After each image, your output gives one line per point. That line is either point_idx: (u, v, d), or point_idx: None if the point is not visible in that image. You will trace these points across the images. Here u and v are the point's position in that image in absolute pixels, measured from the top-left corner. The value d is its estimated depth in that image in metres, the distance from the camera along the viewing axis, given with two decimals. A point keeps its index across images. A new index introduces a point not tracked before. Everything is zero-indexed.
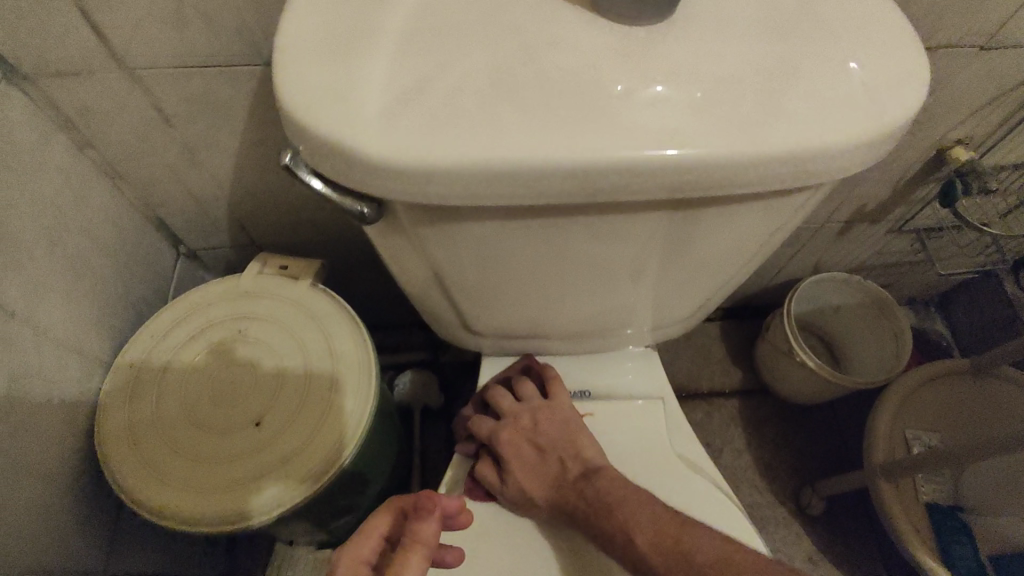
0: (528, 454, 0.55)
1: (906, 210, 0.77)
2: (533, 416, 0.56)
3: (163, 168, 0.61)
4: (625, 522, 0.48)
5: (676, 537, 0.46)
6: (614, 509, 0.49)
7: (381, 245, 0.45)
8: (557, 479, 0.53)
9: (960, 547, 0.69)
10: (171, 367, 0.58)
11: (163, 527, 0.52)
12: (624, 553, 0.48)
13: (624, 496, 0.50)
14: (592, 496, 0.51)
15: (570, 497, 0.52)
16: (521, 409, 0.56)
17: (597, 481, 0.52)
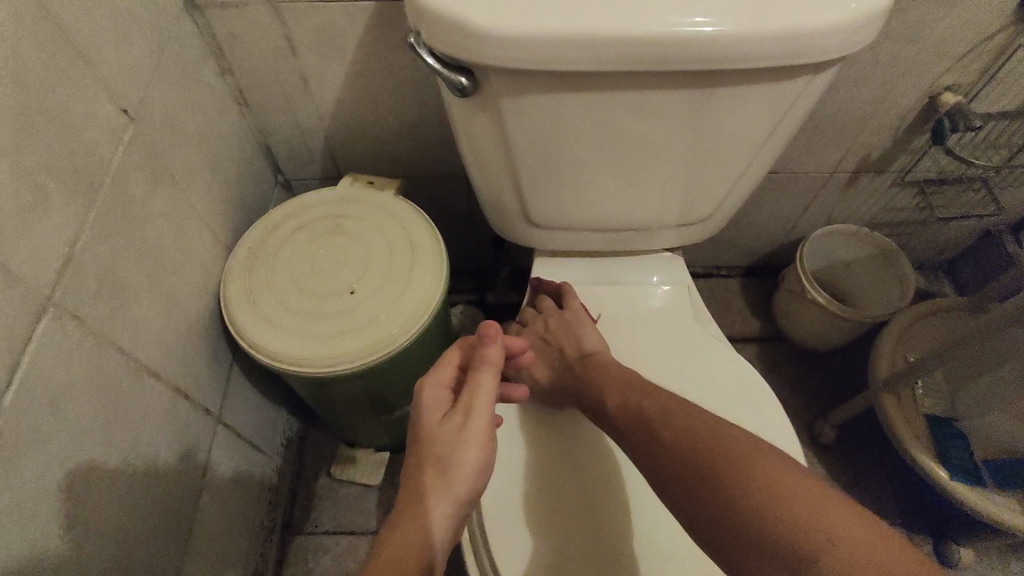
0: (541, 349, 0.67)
1: (906, 160, 0.86)
2: (548, 320, 0.69)
3: (279, 96, 0.75)
4: (598, 395, 0.58)
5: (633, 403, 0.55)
6: (590, 385, 0.59)
7: (466, 128, 0.58)
8: (557, 365, 0.64)
9: (956, 450, 0.76)
10: (282, 250, 0.71)
11: (273, 365, 0.64)
12: (598, 417, 0.58)
13: (601, 374, 0.60)
14: (579, 374, 0.62)
15: (563, 378, 0.63)
16: (540, 317, 0.70)
17: (584, 363, 0.62)
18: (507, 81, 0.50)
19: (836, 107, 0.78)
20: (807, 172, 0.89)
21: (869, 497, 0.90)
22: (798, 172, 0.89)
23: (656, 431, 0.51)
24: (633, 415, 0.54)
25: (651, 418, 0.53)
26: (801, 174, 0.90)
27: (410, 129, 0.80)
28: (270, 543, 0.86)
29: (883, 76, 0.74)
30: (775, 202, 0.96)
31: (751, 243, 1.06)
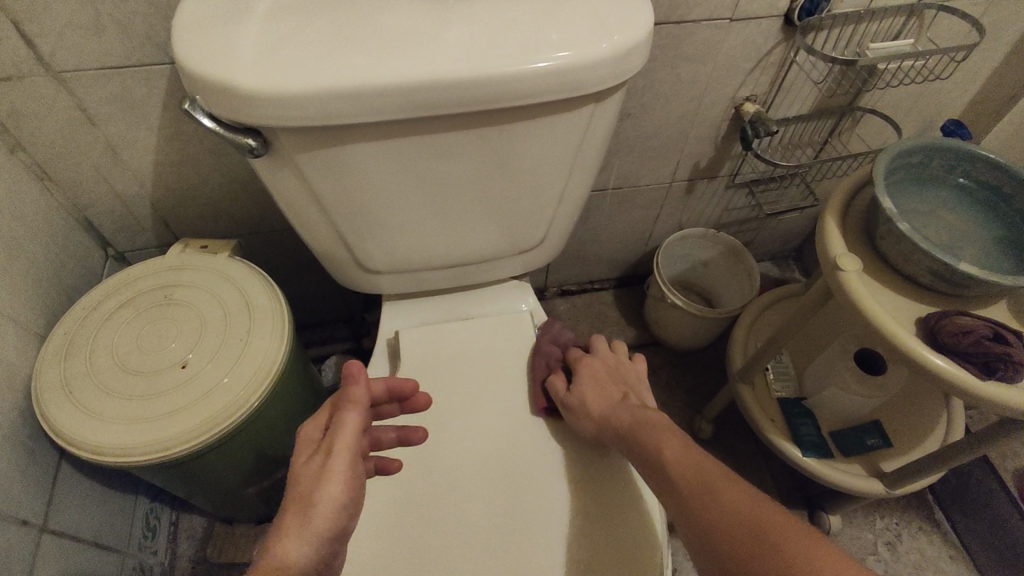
0: (598, 382, 0.62)
1: (731, 165, 0.94)
2: (614, 367, 0.65)
3: (87, 168, 0.70)
4: (652, 436, 0.53)
5: (695, 455, 0.49)
6: (651, 425, 0.54)
7: (274, 186, 0.57)
8: (615, 402, 0.59)
9: (806, 427, 0.82)
10: (103, 330, 0.66)
11: (96, 458, 0.59)
12: (650, 459, 0.51)
13: (666, 423, 0.54)
14: (640, 416, 0.56)
15: (619, 415, 0.57)
16: (608, 359, 0.66)
17: (649, 410, 0.57)
18: (296, 137, 0.50)
19: (656, 125, 0.83)
20: (647, 184, 0.94)
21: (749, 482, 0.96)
22: (639, 185, 0.94)
23: (710, 490, 0.45)
24: (688, 464, 0.49)
25: (709, 469, 0.47)
26: (641, 188, 0.95)
27: (245, 186, 0.78)
28: None
29: (689, 95, 0.80)
30: (627, 216, 1.01)
31: (615, 256, 1.10)
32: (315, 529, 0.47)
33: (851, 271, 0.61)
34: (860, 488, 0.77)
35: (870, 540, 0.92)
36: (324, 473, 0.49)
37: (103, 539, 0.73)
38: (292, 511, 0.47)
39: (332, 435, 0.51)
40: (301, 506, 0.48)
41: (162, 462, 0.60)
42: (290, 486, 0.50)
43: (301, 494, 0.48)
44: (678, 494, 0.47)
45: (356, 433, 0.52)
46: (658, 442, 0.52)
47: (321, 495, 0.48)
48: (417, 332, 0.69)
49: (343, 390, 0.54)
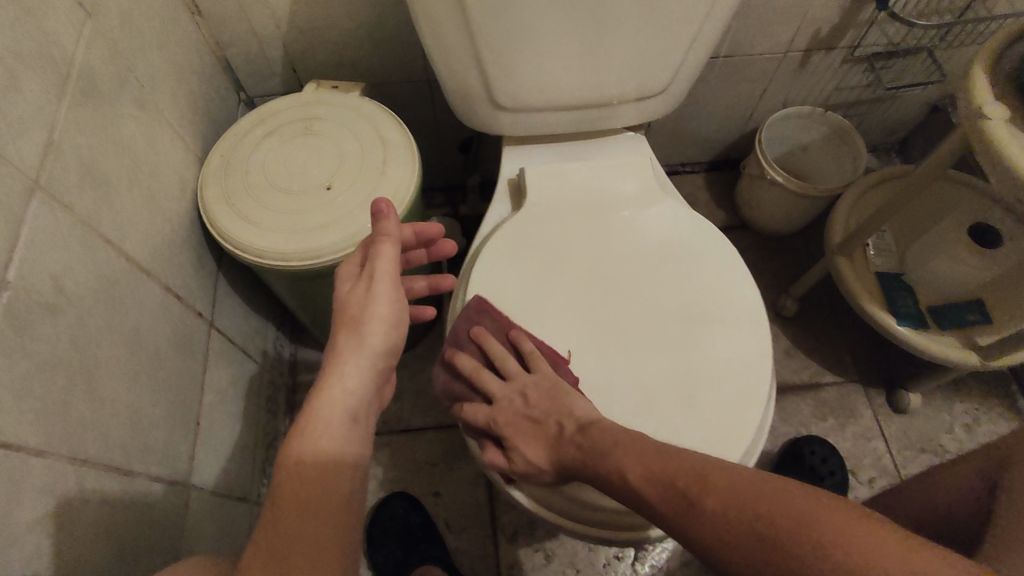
0: (527, 430, 0.55)
1: (855, 35, 0.89)
2: (516, 390, 0.57)
3: (232, 2, 0.74)
4: (611, 463, 0.47)
5: (655, 461, 0.45)
6: (606, 458, 0.48)
7: (424, 8, 0.59)
8: (553, 440, 0.53)
9: (904, 300, 0.83)
10: (256, 153, 0.72)
11: (260, 260, 0.67)
12: (622, 494, 0.46)
13: (590, 456, 0.49)
14: (582, 441, 0.50)
15: (572, 456, 0.51)
16: (509, 387, 0.57)
17: (591, 433, 0.50)
18: None
19: None
20: (760, 53, 0.92)
21: (828, 359, 0.99)
22: (752, 54, 0.91)
23: (685, 500, 0.41)
24: (661, 475, 0.44)
25: (673, 467, 0.44)
26: (753, 57, 0.92)
27: (369, 33, 0.81)
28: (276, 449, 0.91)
29: None
30: (733, 90, 0.99)
31: (713, 135, 1.09)
32: (370, 351, 0.49)
33: (996, 119, 0.60)
34: (953, 359, 0.79)
35: (947, 421, 0.94)
36: (371, 303, 0.50)
37: (247, 349, 0.84)
38: (343, 339, 0.49)
39: (372, 268, 0.51)
40: (352, 334, 0.49)
41: (314, 269, 0.68)
42: (335, 317, 0.51)
43: (349, 323, 0.50)
44: (666, 526, 0.42)
45: (394, 264, 0.52)
46: (615, 465, 0.47)
47: (371, 320, 0.50)
48: (540, 169, 0.71)
49: (375, 225, 0.53)
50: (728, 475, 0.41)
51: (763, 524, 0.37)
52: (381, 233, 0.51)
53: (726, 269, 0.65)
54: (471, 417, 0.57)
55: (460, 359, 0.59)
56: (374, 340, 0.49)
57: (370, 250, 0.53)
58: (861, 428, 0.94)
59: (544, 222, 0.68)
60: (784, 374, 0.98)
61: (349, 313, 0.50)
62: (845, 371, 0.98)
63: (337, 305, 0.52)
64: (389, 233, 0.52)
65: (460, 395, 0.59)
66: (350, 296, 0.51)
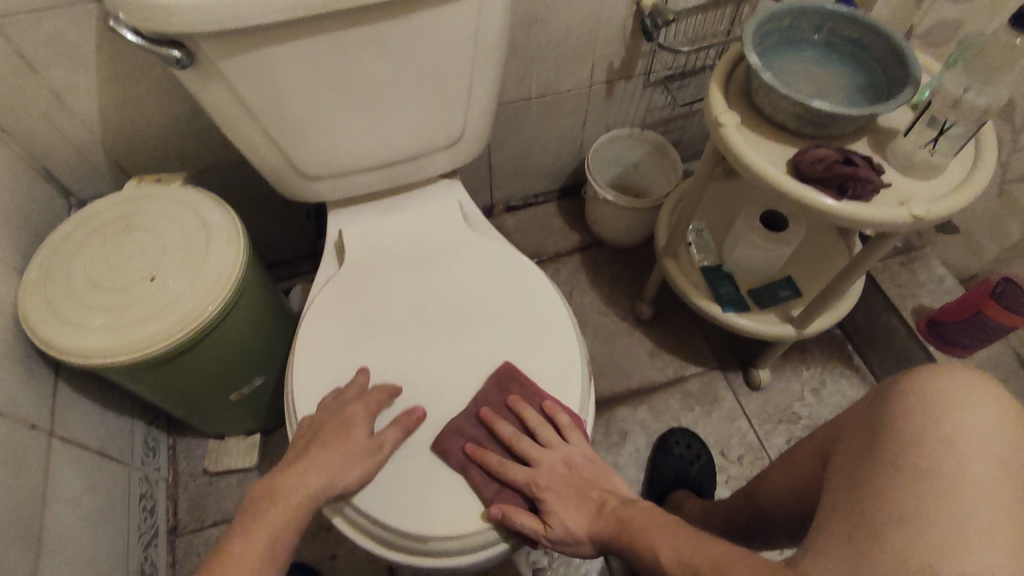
0: (569, 501, 0.60)
1: (645, 62, 1.01)
2: (562, 457, 0.61)
3: (36, 115, 0.76)
4: (652, 534, 0.54)
5: (684, 542, 0.50)
6: (642, 527, 0.55)
7: (205, 99, 0.63)
8: (597, 515, 0.59)
9: (726, 288, 0.91)
10: (75, 256, 0.73)
11: (86, 361, 0.67)
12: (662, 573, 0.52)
13: (630, 528, 0.55)
14: (626, 515, 0.57)
15: (607, 529, 0.58)
16: (549, 455, 0.61)
17: (631, 510, 0.57)
18: (213, 45, 0.56)
19: (565, 28, 0.90)
20: (568, 89, 1.01)
21: (688, 352, 1.06)
22: (561, 91, 1.01)
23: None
24: (691, 562, 0.48)
25: (692, 552, 0.48)
26: (563, 93, 1.01)
27: (189, 123, 0.84)
28: (157, 548, 0.88)
29: None
30: (556, 124, 1.08)
31: (553, 166, 1.18)
32: (327, 473, 0.56)
33: (730, 125, 0.69)
34: (774, 333, 0.88)
35: (797, 388, 1.03)
36: (344, 442, 0.58)
37: (106, 451, 0.82)
38: (336, 463, 0.57)
39: (352, 415, 0.60)
40: (343, 463, 0.57)
41: (145, 360, 0.68)
42: (314, 434, 0.60)
43: (322, 445, 0.58)
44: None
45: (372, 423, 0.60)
46: (653, 548, 0.52)
47: (338, 451, 0.58)
48: (358, 229, 0.76)
49: (374, 389, 0.63)
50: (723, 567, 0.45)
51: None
52: (376, 398, 0.61)
53: (534, 291, 0.71)
54: (514, 480, 0.59)
55: (503, 428, 0.62)
56: (347, 476, 0.57)
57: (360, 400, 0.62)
58: (725, 409, 1.01)
59: (364, 276, 0.72)
60: (652, 374, 1.05)
61: (347, 442, 0.58)
62: (704, 361, 1.06)
63: (319, 429, 0.60)
64: (377, 397, 0.62)
65: (490, 462, 0.60)
66: (333, 428, 0.59)
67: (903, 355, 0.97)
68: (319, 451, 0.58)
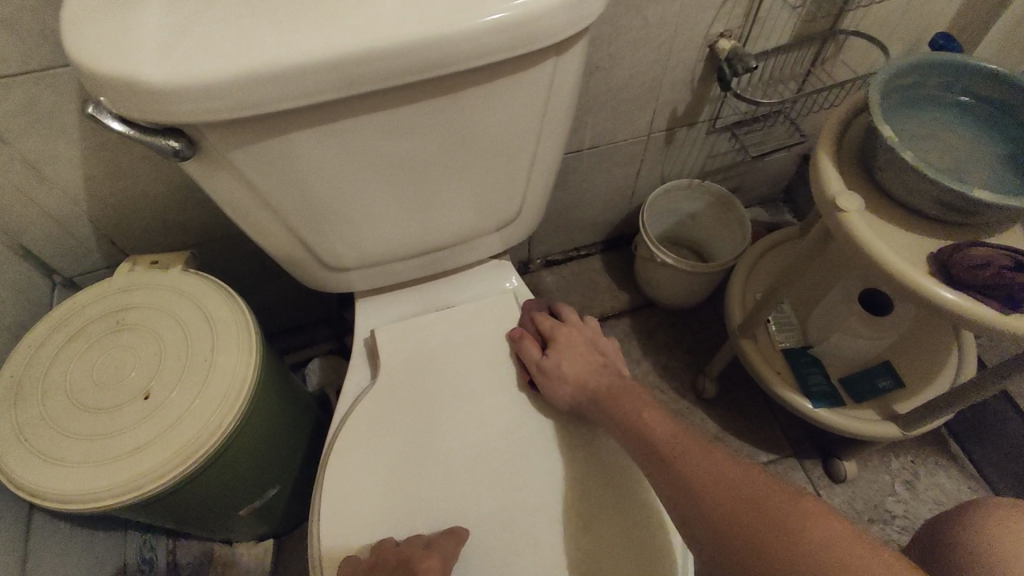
0: (575, 354, 0.61)
1: (712, 109, 0.88)
2: (587, 334, 0.64)
3: (9, 190, 0.64)
4: (633, 409, 0.56)
5: (676, 432, 0.53)
6: (630, 397, 0.57)
7: (211, 189, 0.50)
8: (591, 371, 0.59)
9: (815, 376, 0.79)
10: (53, 366, 0.60)
11: (66, 506, 0.55)
12: (630, 432, 0.54)
13: (620, 393, 0.58)
14: (627, 393, 0.58)
15: (598, 391, 0.58)
16: (587, 330, 0.65)
17: (631, 390, 0.58)
18: (222, 133, 0.44)
19: (628, 76, 0.77)
20: (623, 139, 0.88)
21: (758, 436, 0.93)
22: (616, 142, 0.88)
23: (684, 453, 0.50)
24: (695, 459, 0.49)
25: (684, 444, 0.51)
26: (618, 144, 0.89)
27: (192, 192, 0.72)
28: None
29: (657, 36, 0.73)
30: (606, 176, 0.95)
31: (599, 219, 1.05)
32: None
33: (853, 211, 0.56)
34: (875, 433, 0.74)
35: (888, 482, 0.89)
36: None
37: None
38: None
39: (410, 565, 0.48)
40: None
41: (138, 501, 0.56)
42: None
43: None
44: (659, 459, 0.51)
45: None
46: (636, 421, 0.55)
47: None
48: (394, 329, 0.64)
49: (437, 540, 0.50)
50: (712, 468, 0.48)
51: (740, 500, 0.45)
52: (440, 548, 0.49)
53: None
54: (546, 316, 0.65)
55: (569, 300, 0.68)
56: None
57: (420, 549, 0.49)
58: None
59: (407, 392, 0.60)
60: None
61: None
62: (778, 447, 0.93)
63: None
64: (437, 548, 0.49)
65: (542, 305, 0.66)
66: None
67: (1016, 449, 0.84)
68: None
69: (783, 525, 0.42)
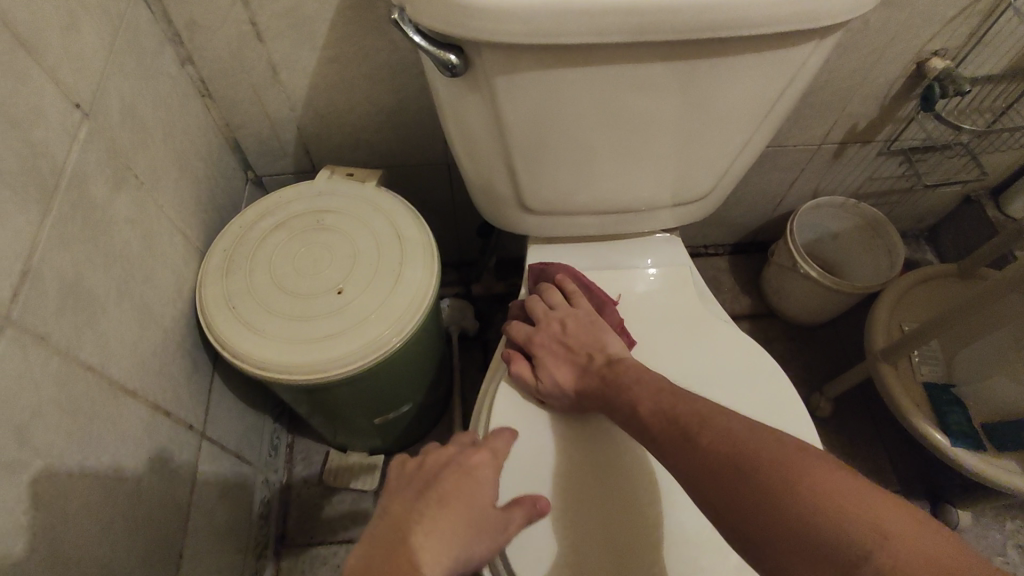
0: (558, 358, 0.60)
1: (894, 129, 0.86)
2: (545, 325, 0.63)
3: (245, 86, 0.70)
4: (626, 394, 0.53)
5: (668, 404, 0.50)
6: (619, 381, 0.55)
7: (456, 111, 0.54)
8: (580, 368, 0.58)
9: (955, 415, 0.77)
10: (260, 250, 0.67)
11: (260, 373, 0.60)
12: (630, 420, 0.52)
13: (613, 383, 0.55)
14: (611, 373, 0.56)
15: (591, 381, 0.57)
16: (552, 315, 0.64)
17: (618, 365, 0.56)
18: (498, 57, 0.47)
19: (824, 79, 0.77)
20: (795, 144, 0.88)
21: (867, 466, 0.91)
22: (786, 146, 0.88)
23: (685, 433, 0.47)
24: (682, 431, 0.47)
25: (681, 410, 0.49)
26: (787, 147, 0.88)
27: (390, 118, 0.77)
28: (266, 560, 0.82)
29: (869, 43, 0.72)
30: (760, 179, 0.95)
31: (738, 220, 1.05)
32: (459, 531, 0.43)
33: None
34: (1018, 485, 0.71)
35: (999, 543, 0.86)
36: (472, 492, 0.47)
37: (239, 450, 0.77)
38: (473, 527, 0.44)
39: (470, 461, 0.49)
40: (478, 528, 0.45)
41: (320, 384, 0.61)
42: (426, 479, 0.47)
43: (443, 492, 0.45)
44: (666, 452, 0.47)
45: (494, 480, 0.49)
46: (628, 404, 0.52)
47: (460, 506, 0.45)
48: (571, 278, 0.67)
49: (489, 440, 0.53)
50: (705, 437, 0.45)
51: (747, 467, 0.41)
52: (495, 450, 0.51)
53: (779, 415, 0.60)
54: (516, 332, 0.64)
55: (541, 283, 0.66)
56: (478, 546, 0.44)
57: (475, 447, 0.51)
58: None
59: None
60: None
61: (480, 501, 0.46)
62: (886, 481, 0.90)
63: (430, 472, 0.48)
64: (491, 446, 0.52)
65: None
66: (445, 471, 0.48)
67: None
68: (446, 503, 0.45)
69: (807, 494, 0.38)
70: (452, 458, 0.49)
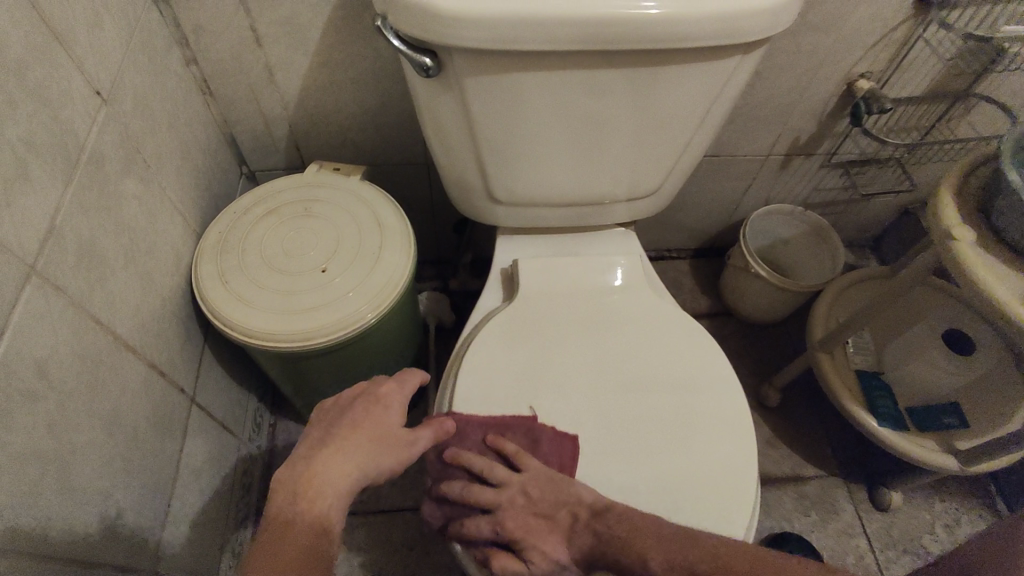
0: (541, 529, 0.55)
1: (832, 143, 0.95)
2: (497, 489, 0.56)
3: (243, 86, 0.77)
4: (636, 550, 0.51)
5: (674, 552, 0.50)
6: (620, 539, 0.52)
7: (431, 108, 0.62)
8: (569, 534, 0.54)
9: (884, 400, 0.84)
10: (252, 232, 0.73)
11: (249, 340, 0.66)
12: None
13: (614, 543, 0.52)
14: (603, 531, 0.53)
15: (593, 545, 0.53)
16: (504, 492, 0.56)
17: (605, 518, 0.53)
18: (466, 60, 0.55)
19: (766, 95, 0.86)
20: (744, 154, 0.97)
21: (811, 451, 0.99)
22: (736, 156, 0.97)
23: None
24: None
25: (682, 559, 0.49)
26: (737, 157, 0.97)
27: (374, 120, 0.85)
28: (246, 529, 0.87)
29: (802, 64, 0.81)
30: (715, 186, 1.04)
31: (697, 225, 1.13)
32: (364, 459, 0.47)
33: (964, 242, 0.64)
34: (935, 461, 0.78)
35: (927, 521, 0.93)
36: (373, 420, 0.50)
37: (225, 421, 0.82)
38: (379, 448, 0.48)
39: (376, 394, 0.52)
40: (385, 448, 0.49)
41: (303, 351, 0.67)
42: (336, 416, 0.51)
43: (348, 424, 0.49)
44: None
45: (399, 406, 0.52)
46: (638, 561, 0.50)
47: (364, 434, 0.49)
48: (533, 263, 0.75)
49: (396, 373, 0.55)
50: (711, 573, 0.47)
51: None
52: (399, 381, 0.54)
53: (712, 383, 0.67)
54: (474, 531, 0.56)
55: (471, 459, 0.57)
56: (385, 461, 0.48)
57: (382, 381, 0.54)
58: (844, 523, 0.93)
59: (538, 315, 0.70)
60: (771, 466, 0.97)
61: (385, 427, 0.50)
62: (828, 465, 0.98)
63: (341, 411, 0.51)
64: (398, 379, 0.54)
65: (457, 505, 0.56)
66: (352, 408, 0.51)
67: None
68: (349, 433, 0.48)
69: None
70: (361, 394, 0.52)
